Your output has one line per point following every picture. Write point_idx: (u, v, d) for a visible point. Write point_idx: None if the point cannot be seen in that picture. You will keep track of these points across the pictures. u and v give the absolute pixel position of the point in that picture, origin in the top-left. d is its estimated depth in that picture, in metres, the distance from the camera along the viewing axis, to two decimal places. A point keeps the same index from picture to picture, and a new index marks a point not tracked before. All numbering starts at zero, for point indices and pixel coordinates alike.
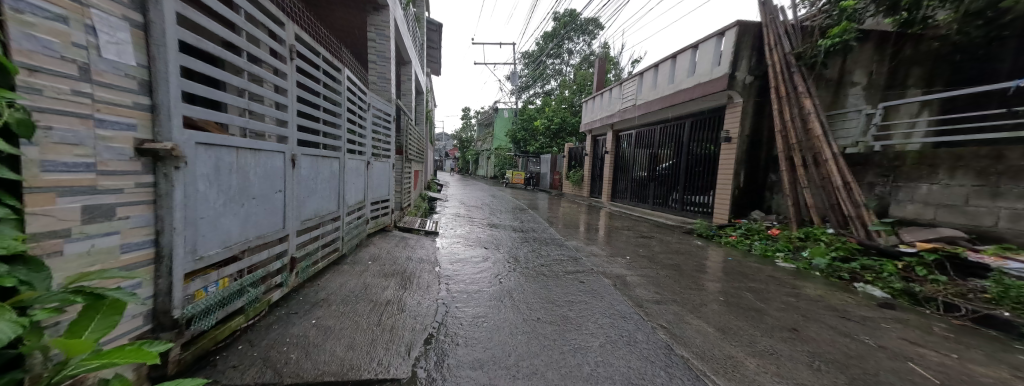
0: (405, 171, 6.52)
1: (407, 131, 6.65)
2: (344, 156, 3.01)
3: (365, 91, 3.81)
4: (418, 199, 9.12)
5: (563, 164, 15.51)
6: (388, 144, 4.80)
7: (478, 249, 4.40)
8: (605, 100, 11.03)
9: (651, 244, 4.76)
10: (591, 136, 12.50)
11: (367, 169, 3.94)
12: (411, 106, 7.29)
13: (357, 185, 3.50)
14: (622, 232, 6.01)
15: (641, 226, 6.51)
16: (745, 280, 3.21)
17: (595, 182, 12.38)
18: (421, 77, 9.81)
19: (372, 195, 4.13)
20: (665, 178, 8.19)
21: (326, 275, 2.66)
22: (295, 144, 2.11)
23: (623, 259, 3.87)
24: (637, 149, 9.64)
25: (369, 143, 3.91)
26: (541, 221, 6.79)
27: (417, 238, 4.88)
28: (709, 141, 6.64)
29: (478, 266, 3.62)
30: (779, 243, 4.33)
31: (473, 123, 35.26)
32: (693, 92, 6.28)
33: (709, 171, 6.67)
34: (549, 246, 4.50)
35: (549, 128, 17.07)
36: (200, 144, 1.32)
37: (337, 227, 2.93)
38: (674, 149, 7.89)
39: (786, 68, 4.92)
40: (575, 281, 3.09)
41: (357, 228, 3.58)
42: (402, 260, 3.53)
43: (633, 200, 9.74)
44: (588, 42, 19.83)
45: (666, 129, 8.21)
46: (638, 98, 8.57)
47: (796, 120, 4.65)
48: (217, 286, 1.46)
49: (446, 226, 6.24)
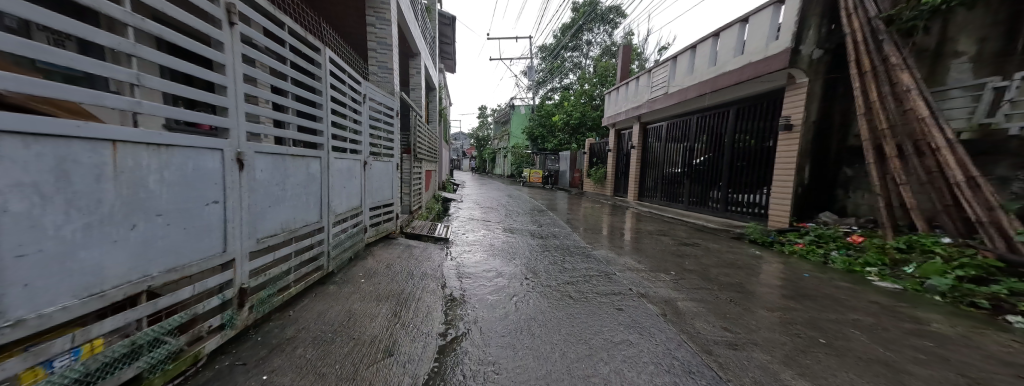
0: (413, 172, 6.05)
1: (416, 128, 6.17)
2: (327, 155, 2.53)
3: (358, 80, 3.34)
4: (430, 201, 8.68)
5: (584, 162, 14.69)
6: (392, 142, 4.36)
7: (491, 261, 3.82)
8: (629, 91, 10.17)
9: (697, 254, 3.98)
10: (614, 130, 11.63)
11: (364, 171, 3.46)
12: (420, 102, 6.84)
13: (350, 189, 3.03)
14: (658, 237, 5.22)
15: (679, 230, 5.68)
16: (842, 308, 2.42)
17: (620, 180, 11.50)
18: (433, 72, 9.36)
19: (373, 200, 3.69)
20: (702, 175, 7.28)
21: (304, 302, 2.15)
22: (244, 139, 1.61)
23: (666, 275, 3.15)
24: (668, 142, 8.72)
25: (365, 140, 3.44)
26: (562, 225, 6.13)
27: (424, 246, 4.37)
28: (760, 131, 5.73)
29: (491, 283, 3.06)
30: (869, 255, 3.46)
31: (489, 121, 34.87)
32: (743, 73, 5.43)
33: (759, 165, 5.76)
34: (573, 257, 3.85)
35: (569, 123, 16.27)
36: (15, 135, 0.79)
37: (321, 241, 2.45)
38: (713, 142, 6.98)
39: (871, 36, 4.01)
40: (611, 308, 2.43)
41: (351, 239, 3.10)
42: (401, 277, 3.00)
43: (663, 199, 8.86)
44: (608, 32, 18.86)
45: (703, 120, 7.30)
46: (669, 85, 7.69)
47: (886, 99, 3.76)
48: (75, 355, 0.95)
49: (459, 231, 5.72)
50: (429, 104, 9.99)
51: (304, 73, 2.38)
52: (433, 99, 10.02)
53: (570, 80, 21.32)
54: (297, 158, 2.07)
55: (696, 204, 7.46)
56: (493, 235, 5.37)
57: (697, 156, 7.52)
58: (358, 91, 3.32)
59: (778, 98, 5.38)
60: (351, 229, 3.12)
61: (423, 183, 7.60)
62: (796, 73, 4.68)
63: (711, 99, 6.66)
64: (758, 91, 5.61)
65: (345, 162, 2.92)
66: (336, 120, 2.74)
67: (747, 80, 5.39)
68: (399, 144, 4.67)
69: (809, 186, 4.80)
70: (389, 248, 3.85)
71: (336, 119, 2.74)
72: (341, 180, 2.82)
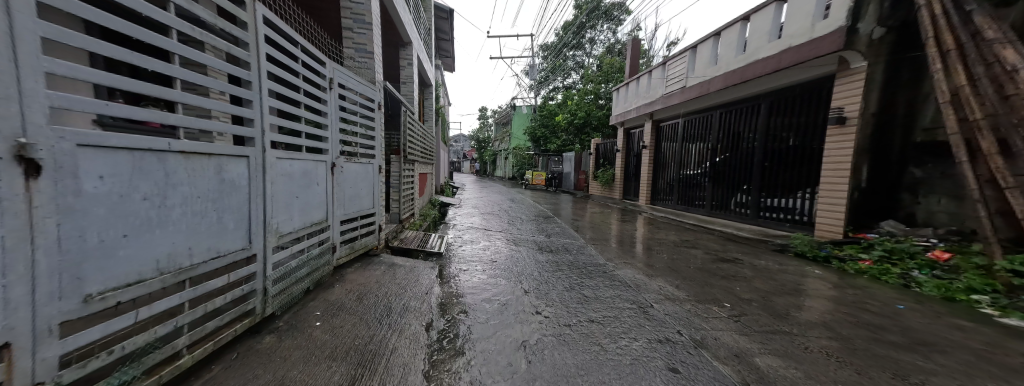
0: (403, 175, 5.36)
1: (407, 126, 5.49)
2: (264, 154, 1.82)
3: (322, 60, 2.62)
4: (425, 207, 8.00)
5: (589, 163, 13.99)
6: (375, 141, 3.68)
7: (494, 284, 3.13)
8: (640, 87, 9.48)
9: (742, 273, 3.28)
10: (622, 129, 10.94)
11: (331, 175, 2.75)
12: (412, 97, 6.16)
13: (307, 199, 2.33)
14: (685, 247, 4.50)
15: (707, 240, 4.96)
16: (990, 367, 1.72)
17: (629, 183, 10.78)
18: (429, 68, 8.70)
19: (345, 211, 3.00)
20: (727, 177, 6.56)
21: (212, 373, 1.43)
22: (56, 124, 0.89)
23: (720, 307, 2.43)
24: (684, 141, 8.02)
25: (331, 136, 2.73)
26: (573, 235, 5.43)
27: (412, 264, 3.66)
28: (800, 127, 5.03)
29: (494, 319, 2.36)
30: (974, 280, 2.75)
31: (490, 123, 34.27)
32: (782, 60, 4.76)
33: (797, 166, 5.06)
34: (592, 279, 3.14)
35: (573, 123, 15.58)
36: None
37: (253, 274, 1.74)
38: (739, 140, 6.27)
39: (955, 8, 3.31)
40: (662, 366, 1.73)
41: (311, 264, 2.40)
42: (376, 313, 2.30)
43: (680, 204, 8.16)
44: (613, 29, 18.25)
45: (727, 116, 6.60)
46: (687, 78, 7.02)
47: (979, 83, 3.07)
48: None
49: (457, 243, 5.04)
50: (424, 101, 9.33)
51: (228, 37, 1.68)
52: (430, 95, 9.34)
53: (573, 79, 20.67)
54: (196, 158, 1.35)
55: (718, 209, 6.77)
56: (495, 247, 4.68)
57: (720, 155, 6.82)
58: (324, 76, 2.63)
59: (822, 88, 4.68)
60: (311, 250, 2.42)
61: (417, 187, 6.91)
62: (851, 56, 4.00)
63: (738, 92, 5.96)
64: (797, 80, 4.92)
65: (300, 164, 2.22)
66: (284, 108, 2.04)
67: (787, 67, 4.71)
68: (383, 145, 4.01)
69: (866, 190, 4.09)
70: (368, 270, 3.14)
71: (285, 106, 2.05)
72: (291, 187, 2.11)
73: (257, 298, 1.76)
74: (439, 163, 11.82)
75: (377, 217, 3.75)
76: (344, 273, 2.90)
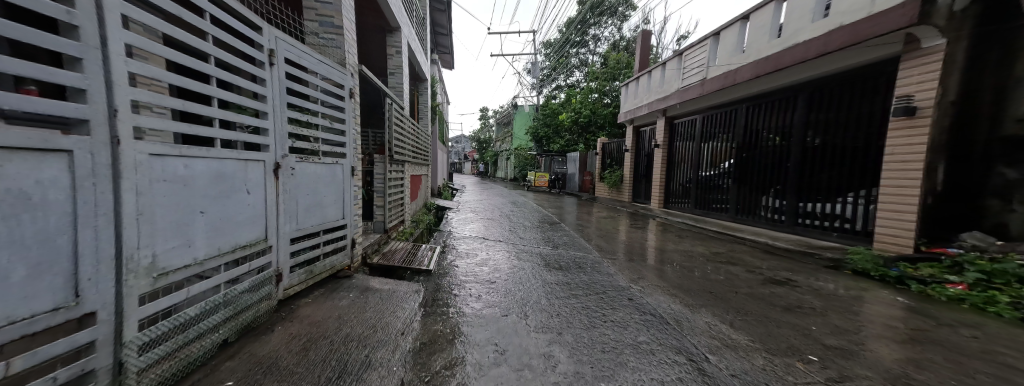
0: (389, 178, 4.70)
1: (393, 122, 4.83)
2: (119, 150, 1.14)
3: (258, 26, 1.94)
4: (420, 212, 7.34)
5: (595, 164, 13.32)
6: (348, 138, 3.03)
7: (495, 318, 2.46)
8: (651, 81, 8.82)
9: (805, 302, 2.59)
10: (631, 127, 10.28)
11: (273, 179, 2.07)
12: (402, 89, 5.51)
13: (227, 214, 1.67)
14: (718, 262, 3.81)
15: (741, 253, 4.26)
16: None
17: (640, 185, 10.11)
18: (423, 62, 8.10)
19: (299, 226, 2.34)
20: (756, 179, 5.88)
21: None
22: None
23: (806, 363, 1.72)
24: (703, 139, 7.34)
25: (271, 127, 2.05)
26: (584, 245, 4.77)
27: (393, 288, 2.98)
28: (850, 121, 4.34)
29: (491, 381, 1.68)
30: None
31: (491, 124, 33.67)
32: (829, 43, 4.08)
33: (846, 166, 4.36)
34: (618, 311, 2.46)
35: (577, 122, 14.95)
36: None
37: (94, 344, 1.08)
38: (770, 137, 5.59)
39: None
40: None
41: (234, 305, 1.74)
42: (323, 376, 1.60)
43: (698, 208, 7.47)
44: (618, 25, 17.61)
45: (755, 110, 5.92)
46: (708, 69, 6.36)
47: None
48: None
49: (452, 256, 4.39)
50: (418, 97, 8.68)
51: None
52: (425, 91, 8.70)
53: (577, 77, 20.03)
54: None
55: (745, 215, 6.10)
56: (496, 261, 4.04)
57: (746, 154, 6.14)
58: (262, 47, 1.98)
59: (881, 75, 3.98)
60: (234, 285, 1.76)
61: (409, 191, 6.27)
62: (924, 32, 3.31)
63: (770, 83, 5.29)
64: (846, 67, 4.24)
65: (211, 165, 1.56)
66: (178, 80, 1.39)
67: (836, 51, 4.03)
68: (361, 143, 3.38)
69: (942, 195, 3.39)
70: (332, 299, 2.46)
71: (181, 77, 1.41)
72: (190, 199, 1.45)
73: (101, 382, 1.10)
74: (437, 164, 11.18)
75: (351, 231, 3.10)
76: (296, 307, 2.23)
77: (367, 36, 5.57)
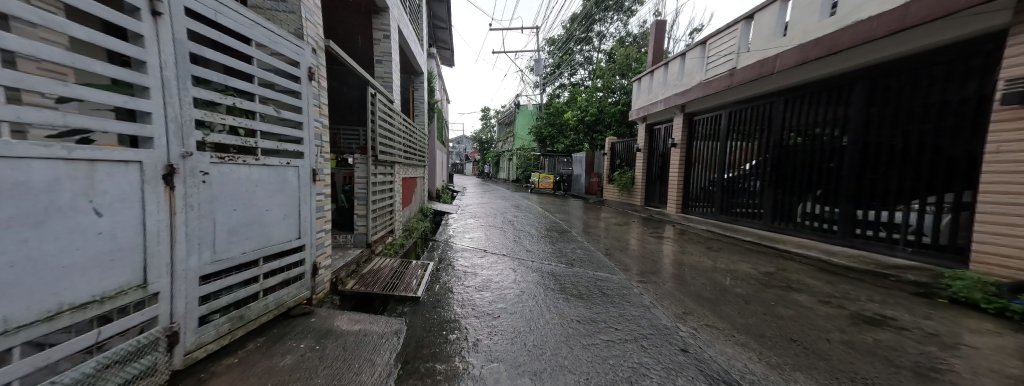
0: (373, 182, 4.01)
1: (377, 115, 4.15)
2: None
3: None
4: (414, 219, 6.66)
5: (603, 165, 12.58)
6: (307, 132, 2.33)
7: (500, 382, 1.74)
8: (667, 75, 8.16)
9: (931, 358, 1.86)
10: (644, 125, 9.58)
11: (163, 189, 1.35)
12: (390, 80, 4.83)
13: (37, 254, 0.98)
14: (775, 285, 3.08)
15: (794, 273, 3.53)
16: None
17: (654, 188, 9.38)
18: (419, 55, 7.44)
19: (219, 256, 1.63)
20: (797, 183, 5.16)
21: None
22: None
23: None
24: (729, 137, 6.62)
25: (157, 110, 1.33)
26: (603, 261, 4.06)
27: (364, 328, 2.26)
28: (930, 111, 3.62)
29: None
30: None
31: (493, 124, 33.03)
32: (907, 16, 3.37)
33: (924, 166, 3.64)
34: (672, 374, 1.74)
35: (583, 121, 14.25)
36: None
37: None
38: (816, 134, 4.88)
39: None
40: None
41: None
42: None
43: (723, 214, 6.72)
44: (624, 20, 16.92)
45: (795, 103, 5.21)
46: (740, 56, 5.71)
47: None
48: None
49: (447, 276, 3.68)
50: (414, 93, 8.02)
51: None
52: (421, 86, 8.03)
53: (581, 75, 19.36)
54: None
55: (782, 223, 5.35)
56: (502, 284, 3.35)
57: (783, 154, 5.42)
58: None
59: (975, 56, 3.27)
60: (64, 372, 1.07)
61: (400, 195, 5.59)
62: None
63: (820, 70, 4.57)
64: (926, 46, 3.53)
65: None
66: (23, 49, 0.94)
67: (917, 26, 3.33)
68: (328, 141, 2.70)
69: None
70: (270, 357, 1.73)
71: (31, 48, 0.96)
72: None
73: None
74: (435, 165, 10.50)
75: (312, 253, 2.39)
76: (208, 376, 1.50)
77: (352, 20, 4.92)
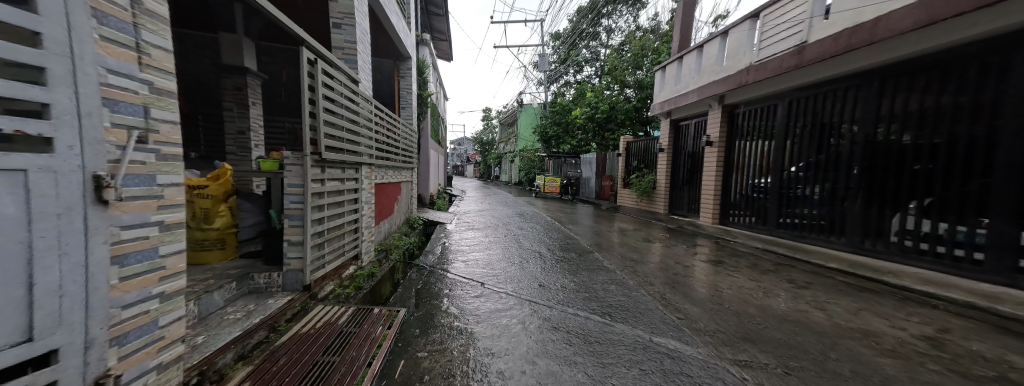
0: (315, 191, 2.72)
1: (325, 94, 2.88)
2: None
3: None
4: (396, 234, 5.40)
5: (617, 167, 11.28)
6: (84, 92, 1.06)
7: None
8: (701, 60, 6.92)
9: None
10: (669, 121, 8.32)
11: None
12: (353, 51, 3.61)
13: None
14: (984, 378, 1.78)
15: (975, 343, 2.21)
16: None
17: (680, 194, 8.08)
18: (406, 36, 6.27)
19: None
20: (901, 191, 3.89)
21: None
22: None
23: None
24: (787, 132, 5.32)
25: None
26: (652, 307, 2.77)
27: None
28: None
29: None
30: None
31: (494, 125, 31.86)
32: None
33: None
34: None
35: (593, 119, 12.99)
36: None
37: None
38: (939, 124, 3.63)
39: None
40: None
41: None
42: None
43: (780, 228, 5.37)
44: (635, 13, 15.77)
45: (896, 85, 3.97)
46: (812, 28, 4.52)
47: None
48: None
49: (423, 339, 2.37)
50: (399, 82, 6.74)
51: None
52: (407, 74, 6.75)
53: (588, 72, 18.08)
54: None
55: (881, 244, 4.02)
56: (512, 357, 2.11)
57: (877, 153, 4.15)
58: None
59: None
60: None
61: (373, 206, 4.32)
62: None
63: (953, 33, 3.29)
64: None
65: None
66: None
67: None
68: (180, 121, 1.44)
69: None
70: None
71: None
72: None
73: None
74: (429, 167, 9.28)
75: (91, 364, 1.08)
76: None
77: None
